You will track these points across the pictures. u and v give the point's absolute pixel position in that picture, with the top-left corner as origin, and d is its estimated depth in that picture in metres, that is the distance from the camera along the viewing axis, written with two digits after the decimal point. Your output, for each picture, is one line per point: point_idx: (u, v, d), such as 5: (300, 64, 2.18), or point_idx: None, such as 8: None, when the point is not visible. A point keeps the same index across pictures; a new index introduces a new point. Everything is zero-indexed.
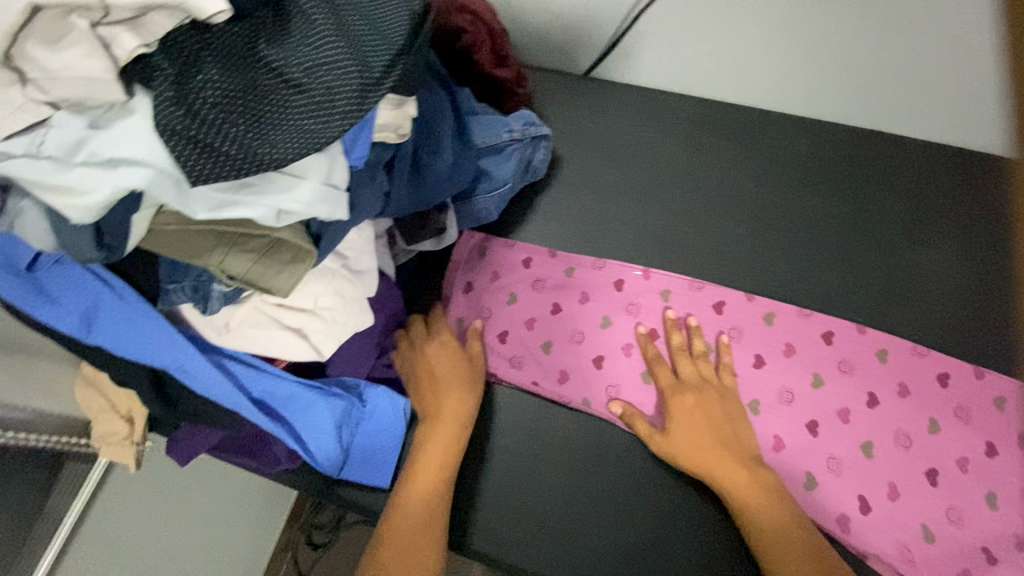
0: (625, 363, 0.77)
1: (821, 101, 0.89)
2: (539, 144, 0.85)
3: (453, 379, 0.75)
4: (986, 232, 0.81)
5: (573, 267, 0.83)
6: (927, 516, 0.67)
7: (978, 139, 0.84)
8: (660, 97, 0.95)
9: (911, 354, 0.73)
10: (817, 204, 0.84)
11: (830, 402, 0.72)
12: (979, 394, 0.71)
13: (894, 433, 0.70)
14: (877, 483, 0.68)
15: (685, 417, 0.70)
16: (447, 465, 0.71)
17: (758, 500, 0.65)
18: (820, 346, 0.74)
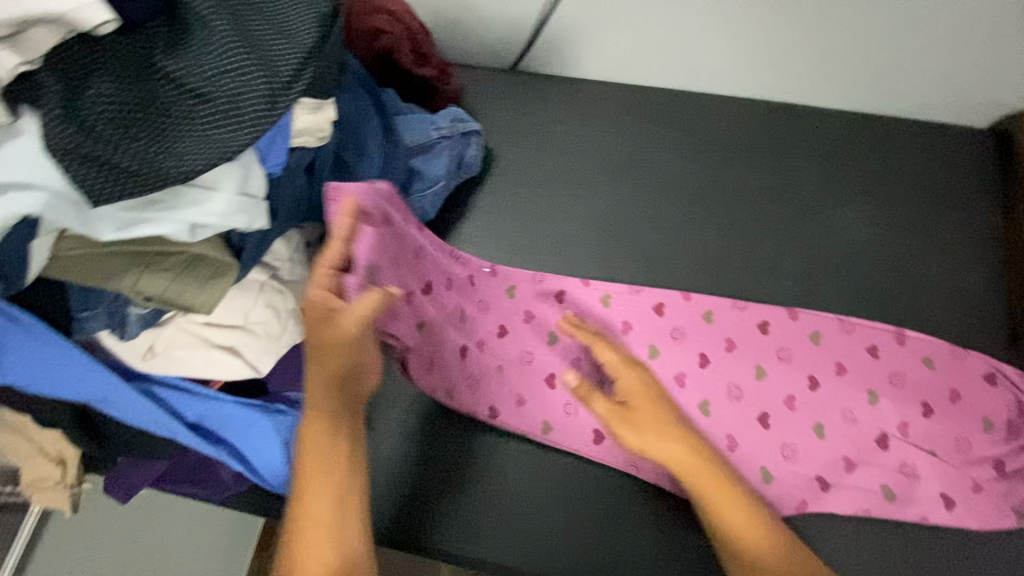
0: (494, 350, 0.80)
1: (744, 81, 0.91)
2: (469, 140, 0.84)
3: (326, 352, 0.59)
4: (900, 192, 0.86)
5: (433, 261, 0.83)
6: (763, 457, 0.71)
7: (884, 102, 0.89)
8: (591, 84, 0.96)
9: (733, 310, 0.78)
10: (742, 177, 0.88)
11: (664, 370, 0.77)
12: (795, 333, 0.76)
13: (725, 387, 0.75)
14: (716, 436, 0.73)
15: (639, 398, 0.66)
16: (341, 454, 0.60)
17: (723, 496, 0.63)
18: (651, 317, 0.79)
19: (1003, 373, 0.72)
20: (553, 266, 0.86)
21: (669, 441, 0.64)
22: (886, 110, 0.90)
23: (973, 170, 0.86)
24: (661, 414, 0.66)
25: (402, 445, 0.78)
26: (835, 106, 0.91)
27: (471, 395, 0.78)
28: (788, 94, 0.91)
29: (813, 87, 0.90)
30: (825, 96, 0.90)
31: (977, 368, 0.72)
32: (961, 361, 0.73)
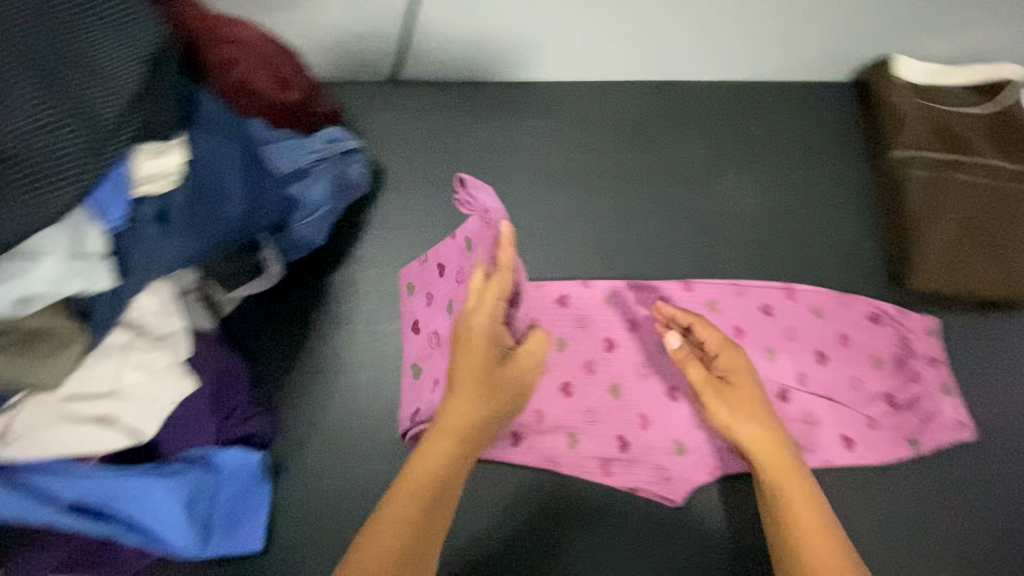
0: (438, 358, 0.79)
1: (619, 67, 0.92)
2: (349, 159, 0.82)
3: (478, 381, 0.62)
4: (779, 155, 0.89)
5: (410, 281, 0.83)
6: (674, 431, 0.74)
7: (753, 71, 0.92)
8: (473, 88, 0.95)
9: (631, 290, 0.81)
10: (630, 159, 0.90)
11: (575, 358, 0.78)
12: (691, 304, 0.79)
13: (631, 367, 0.78)
14: (629, 416, 0.75)
15: (737, 378, 0.65)
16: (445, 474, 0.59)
17: (797, 497, 0.59)
18: (557, 308, 0.80)
19: (885, 312, 0.76)
20: None
21: (756, 421, 0.63)
22: (758, 78, 0.93)
23: (845, 125, 0.91)
24: (752, 396, 0.64)
25: (321, 485, 0.74)
26: (709, 80, 0.93)
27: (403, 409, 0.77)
28: (664, 74, 0.93)
29: (687, 64, 0.91)
30: (700, 71, 0.92)
31: (863, 310, 0.76)
32: (849, 306, 0.77)
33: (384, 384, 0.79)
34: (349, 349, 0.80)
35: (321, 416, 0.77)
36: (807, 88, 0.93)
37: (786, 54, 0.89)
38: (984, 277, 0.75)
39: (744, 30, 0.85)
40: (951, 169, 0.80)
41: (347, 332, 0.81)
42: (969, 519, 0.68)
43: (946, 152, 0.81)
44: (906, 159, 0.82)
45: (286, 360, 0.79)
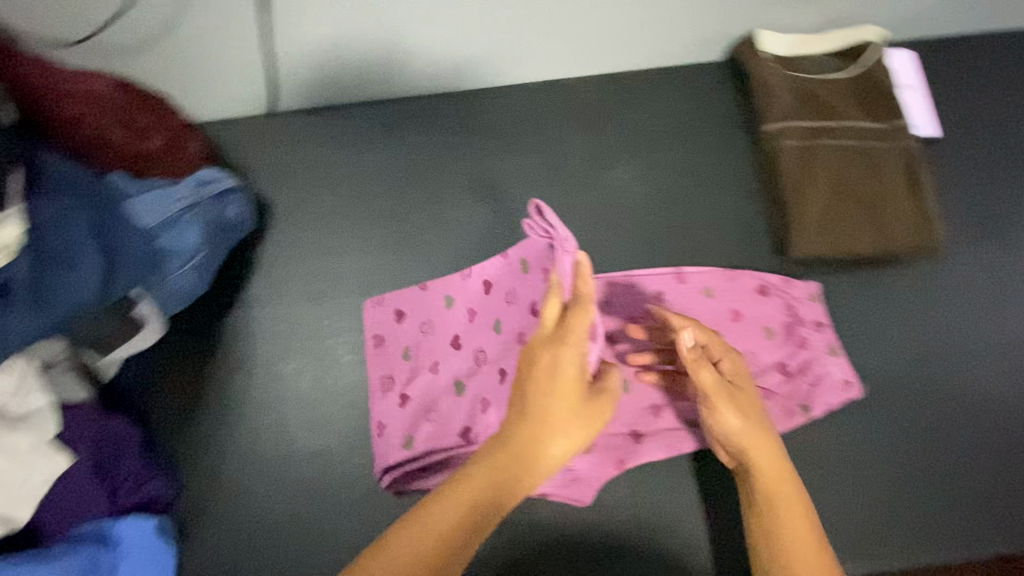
0: (452, 356, 0.77)
1: (495, 72, 0.92)
2: (225, 200, 0.78)
3: (551, 413, 0.56)
4: (665, 139, 0.89)
5: (450, 294, 0.80)
6: None
7: (627, 59, 0.92)
8: (351, 109, 0.93)
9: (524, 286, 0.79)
10: (515, 163, 0.89)
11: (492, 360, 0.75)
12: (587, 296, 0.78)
13: None
14: None
15: (742, 386, 0.65)
16: (476, 513, 0.53)
17: (790, 506, 0.60)
18: (482, 309, 0.78)
19: (770, 282, 0.78)
20: (353, 303, 0.82)
21: (759, 429, 0.62)
22: (638, 65, 0.93)
23: (726, 102, 0.91)
24: (754, 404, 0.64)
25: (227, 540, 0.71)
26: (586, 73, 0.93)
27: (447, 430, 0.74)
28: (544, 72, 0.93)
29: (564, 60, 0.91)
30: (579, 65, 0.92)
31: (752, 283, 0.78)
32: (737, 280, 0.78)
33: (288, 429, 0.75)
34: (247, 397, 0.77)
35: (222, 467, 0.74)
36: (688, 68, 0.94)
37: (660, 39, 0.89)
38: (860, 237, 0.77)
39: (606, 22, 0.86)
40: (820, 136, 0.82)
41: (244, 376, 0.78)
42: (865, 475, 0.72)
43: (815, 119, 0.83)
44: (778, 130, 0.83)
45: (181, 416, 0.75)
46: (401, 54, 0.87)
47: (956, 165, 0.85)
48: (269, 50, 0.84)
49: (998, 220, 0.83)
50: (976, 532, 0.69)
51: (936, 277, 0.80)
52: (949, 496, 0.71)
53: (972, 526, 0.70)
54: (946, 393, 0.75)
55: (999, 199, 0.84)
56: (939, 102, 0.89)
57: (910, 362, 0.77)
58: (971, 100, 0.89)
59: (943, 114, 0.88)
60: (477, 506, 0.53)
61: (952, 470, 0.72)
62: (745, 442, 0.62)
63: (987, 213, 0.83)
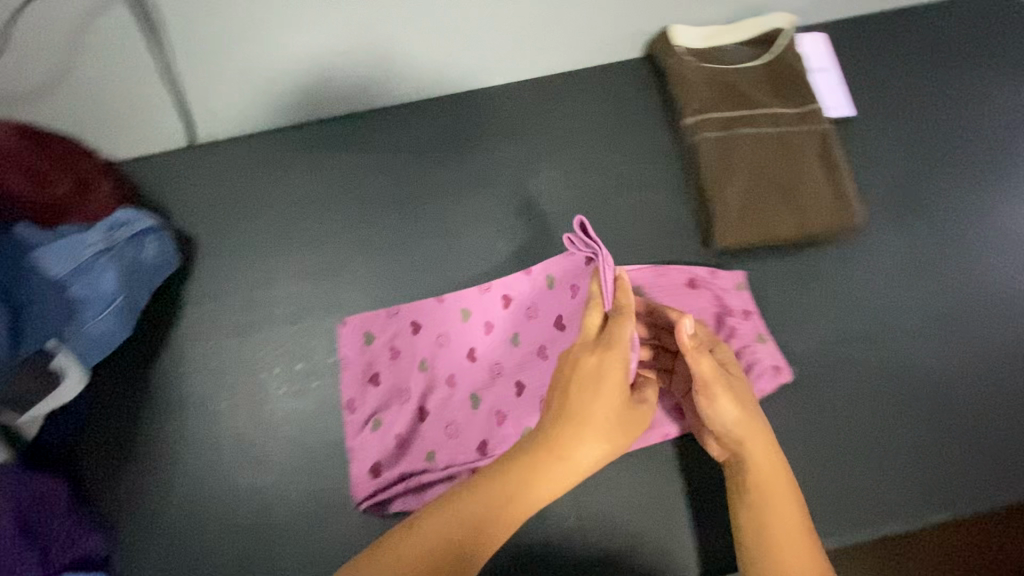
0: (454, 364, 0.76)
1: (413, 88, 0.91)
2: (141, 241, 0.77)
3: (592, 417, 0.55)
4: (589, 140, 0.90)
5: (466, 307, 0.79)
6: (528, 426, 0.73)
7: (545, 63, 0.92)
8: (271, 136, 0.91)
9: (480, 294, 0.79)
10: (441, 176, 0.88)
11: (460, 365, 0.76)
12: (539, 295, 0.78)
13: (487, 367, 0.76)
14: (484, 420, 0.73)
15: (738, 377, 0.65)
16: (496, 509, 0.52)
17: (780, 494, 0.59)
18: (456, 321, 0.78)
19: (697, 275, 0.79)
20: (283, 334, 0.79)
21: (754, 419, 0.62)
22: (558, 69, 0.93)
23: (648, 98, 0.92)
24: (751, 396, 0.64)
25: None
26: (506, 81, 0.93)
27: (460, 445, 0.72)
28: (464, 82, 0.92)
29: (481, 69, 0.91)
30: (499, 72, 0.92)
31: (688, 276, 0.79)
32: (669, 275, 0.79)
33: (223, 469, 0.73)
34: (178, 440, 0.74)
35: (157, 515, 0.71)
36: (608, 68, 0.94)
37: (575, 41, 0.89)
38: (781, 223, 0.79)
39: (516, 27, 0.85)
40: (738, 125, 0.83)
41: (173, 418, 0.75)
42: (802, 457, 0.73)
43: (732, 109, 0.84)
44: (696, 124, 0.84)
45: (111, 468, 0.73)
46: (315, 76, 0.86)
47: (872, 143, 0.87)
48: (176, 81, 0.82)
49: (915, 194, 0.85)
50: (912, 502, 0.71)
51: (859, 256, 0.82)
52: (885, 469, 0.72)
53: (908, 497, 0.71)
54: (875, 369, 0.77)
55: (916, 173, 0.86)
56: (853, 82, 0.91)
57: (838, 341, 0.78)
58: (883, 78, 0.91)
59: (857, 94, 0.90)
60: (499, 503, 0.52)
61: (886, 443, 0.74)
62: (736, 429, 0.62)
63: (904, 189, 0.85)
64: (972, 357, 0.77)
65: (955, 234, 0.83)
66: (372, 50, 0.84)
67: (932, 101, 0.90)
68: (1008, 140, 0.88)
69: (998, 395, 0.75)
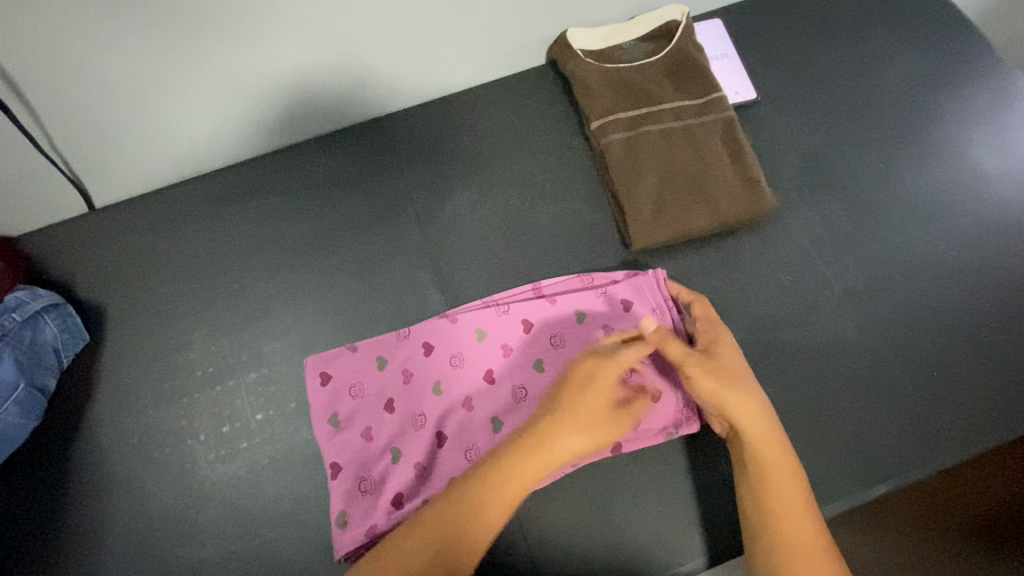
0: (469, 385, 0.75)
1: (315, 123, 0.88)
2: (38, 322, 0.74)
3: (577, 406, 0.63)
4: (501, 155, 0.88)
5: (482, 328, 0.77)
6: (480, 436, 0.72)
7: (448, 81, 0.90)
8: (172, 190, 0.87)
9: (496, 314, 0.78)
10: (354, 209, 0.86)
11: (471, 389, 0.75)
12: (551, 314, 0.78)
13: (467, 381, 0.75)
14: (452, 437, 0.72)
15: (726, 354, 0.67)
16: (485, 505, 0.59)
17: (779, 471, 0.61)
18: (464, 340, 0.77)
19: (648, 294, 0.78)
20: (205, 396, 0.76)
21: (749, 396, 0.64)
22: (463, 86, 0.92)
23: (556, 105, 0.91)
24: (742, 372, 0.66)
25: None
26: (410, 104, 0.91)
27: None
28: (367, 110, 0.89)
29: (382, 96, 0.88)
30: (401, 95, 0.89)
31: (654, 301, 0.77)
32: (640, 298, 0.78)
33: (156, 548, 0.70)
34: (106, 525, 0.71)
35: None
36: (513, 79, 0.93)
37: (474, 55, 0.87)
38: (695, 216, 0.79)
39: (409, 53, 0.83)
40: (643, 123, 0.83)
41: (96, 501, 0.72)
42: None
43: (635, 107, 0.84)
44: (602, 127, 0.83)
45: (33, 563, 0.69)
46: (208, 124, 0.82)
47: (779, 126, 0.88)
48: (56, 149, 0.77)
49: (826, 170, 0.86)
50: (849, 478, 0.72)
51: (777, 239, 0.83)
52: (821, 450, 0.74)
53: (844, 474, 0.73)
54: (804, 350, 0.78)
55: (825, 150, 0.87)
56: (754, 67, 0.91)
57: (766, 324, 0.79)
58: (783, 59, 0.92)
59: (759, 78, 0.91)
60: (490, 499, 0.59)
61: (820, 423, 0.75)
62: (732, 411, 0.63)
63: (814, 167, 0.86)
64: (895, 324, 0.79)
65: (868, 206, 0.84)
66: (262, 91, 0.80)
67: (833, 76, 0.91)
68: (909, 104, 0.89)
69: (924, 361, 0.77)
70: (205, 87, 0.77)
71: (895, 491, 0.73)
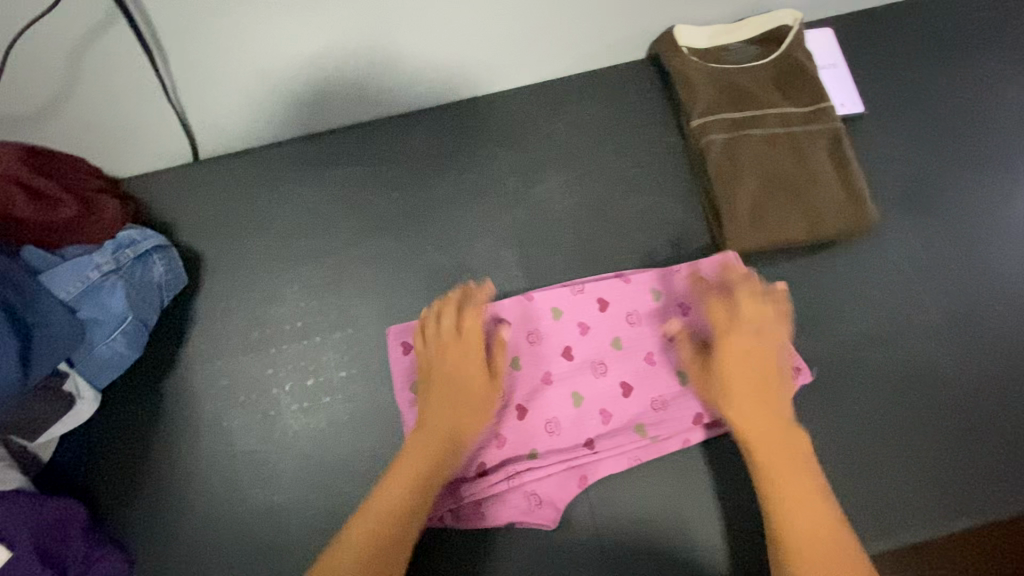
0: (547, 356, 0.76)
1: (413, 98, 0.90)
2: (147, 260, 0.77)
3: (447, 389, 0.69)
4: (595, 146, 0.88)
5: (558, 307, 0.78)
6: (558, 410, 0.74)
7: (546, 70, 0.91)
8: (270, 150, 0.90)
9: (571, 295, 0.78)
10: (444, 185, 0.87)
11: (546, 362, 0.76)
12: (628, 296, 0.78)
13: (544, 356, 0.76)
14: (533, 412, 0.74)
15: (741, 361, 0.65)
16: (416, 488, 0.63)
17: (796, 491, 0.59)
18: (542, 318, 0.77)
19: (729, 272, 0.78)
20: (292, 349, 0.79)
21: (766, 407, 0.63)
22: (559, 75, 0.92)
23: (652, 101, 0.90)
24: (766, 377, 0.64)
25: None
26: (505, 89, 0.92)
27: (560, 443, 0.73)
28: (465, 90, 0.90)
29: (483, 77, 0.89)
30: (500, 77, 0.90)
31: None
32: (717, 277, 0.79)
33: (239, 488, 0.73)
34: (195, 459, 0.74)
35: (175, 529, 0.72)
36: (612, 71, 0.93)
37: (578, 44, 0.87)
38: (792, 224, 0.78)
39: (517, 37, 0.83)
40: (746, 126, 0.82)
41: (189, 435, 0.75)
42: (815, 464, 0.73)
43: (739, 110, 0.83)
44: (703, 127, 0.82)
45: (127, 487, 0.73)
46: (316, 90, 0.84)
47: (884, 144, 0.86)
48: (179, 101, 0.80)
49: (928, 193, 0.83)
50: (930, 508, 0.71)
51: (872, 258, 0.81)
52: (897, 475, 0.72)
53: (920, 503, 0.71)
54: (890, 375, 0.76)
55: (929, 173, 0.84)
56: (861, 81, 0.89)
57: (852, 343, 0.77)
58: (892, 76, 0.89)
59: (865, 93, 0.88)
60: (420, 484, 0.64)
61: (900, 449, 0.73)
62: (746, 423, 0.63)
63: (917, 189, 0.84)
64: (988, 357, 0.76)
65: (971, 235, 0.81)
66: (373, 64, 0.82)
67: (944, 99, 0.88)
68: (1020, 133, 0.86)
69: (1015, 399, 0.74)
70: (323, 54, 0.78)
71: (973, 526, 0.71)
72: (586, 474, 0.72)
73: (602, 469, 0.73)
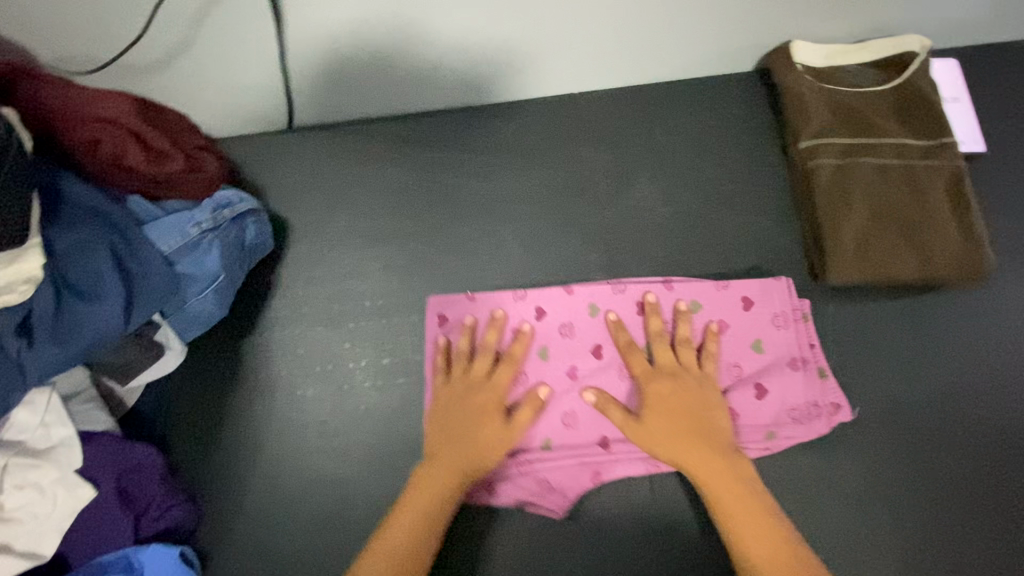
0: (575, 351, 0.75)
1: (511, 90, 0.88)
2: (244, 222, 0.78)
3: (455, 427, 0.69)
4: (692, 156, 0.86)
5: (596, 304, 0.76)
6: (578, 406, 0.74)
7: (650, 74, 0.88)
8: (364, 126, 0.90)
9: (614, 293, 0.77)
10: (535, 180, 0.86)
11: (572, 358, 0.75)
12: (667, 303, 0.76)
13: (572, 351, 0.75)
14: (553, 405, 0.74)
15: (662, 403, 0.68)
16: (429, 521, 0.64)
17: (749, 514, 0.61)
18: (579, 313, 0.76)
19: (772, 295, 0.76)
20: (370, 326, 0.79)
21: (698, 442, 0.66)
22: (662, 80, 0.89)
23: (757, 117, 0.87)
24: (694, 414, 0.68)
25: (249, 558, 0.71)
26: (604, 89, 0.90)
27: (577, 439, 0.73)
28: (564, 86, 0.89)
29: (585, 75, 0.87)
30: (602, 77, 0.88)
31: (778, 306, 0.76)
32: (765, 300, 0.76)
33: (309, 455, 0.74)
34: (269, 420, 0.76)
35: (246, 485, 0.73)
36: (717, 82, 0.89)
37: (689, 50, 0.85)
38: (900, 262, 0.75)
39: (630, 37, 0.81)
40: (859, 154, 0.78)
41: (264, 396, 0.77)
42: (894, 511, 0.70)
43: (853, 136, 0.79)
44: (813, 150, 0.79)
45: (202, 438, 0.75)
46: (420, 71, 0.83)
47: (1003, 188, 0.81)
48: (289, 69, 0.81)
49: None
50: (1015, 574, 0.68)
51: (977, 307, 0.77)
52: (984, 535, 0.69)
53: (1004, 567, 0.68)
54: (985, 432, 0.72)
55: None
56: (985, 118, 0.84)
57: (948, 393, 0.74)
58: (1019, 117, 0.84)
59: (988, 131, 0.83)
60: (429, 517, 0.64)
61: (989, 510, 0.70)
62: (685, 461, 0.65)
63: None
64: None
65: None
66: (481, 50, 0.81)
67: None
68: None
69: None
70: (435, 36, 0.78)
71: None
72: (599, 472, 0.72)
73: (617, 469, 0.72)
